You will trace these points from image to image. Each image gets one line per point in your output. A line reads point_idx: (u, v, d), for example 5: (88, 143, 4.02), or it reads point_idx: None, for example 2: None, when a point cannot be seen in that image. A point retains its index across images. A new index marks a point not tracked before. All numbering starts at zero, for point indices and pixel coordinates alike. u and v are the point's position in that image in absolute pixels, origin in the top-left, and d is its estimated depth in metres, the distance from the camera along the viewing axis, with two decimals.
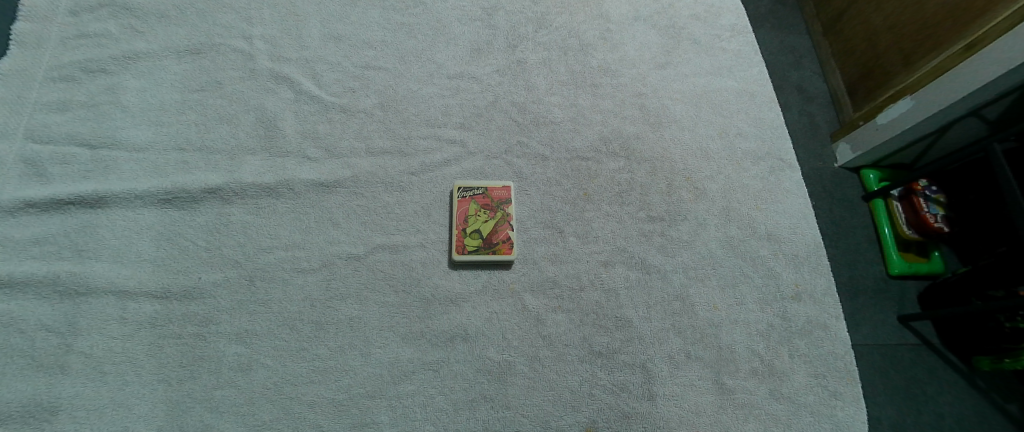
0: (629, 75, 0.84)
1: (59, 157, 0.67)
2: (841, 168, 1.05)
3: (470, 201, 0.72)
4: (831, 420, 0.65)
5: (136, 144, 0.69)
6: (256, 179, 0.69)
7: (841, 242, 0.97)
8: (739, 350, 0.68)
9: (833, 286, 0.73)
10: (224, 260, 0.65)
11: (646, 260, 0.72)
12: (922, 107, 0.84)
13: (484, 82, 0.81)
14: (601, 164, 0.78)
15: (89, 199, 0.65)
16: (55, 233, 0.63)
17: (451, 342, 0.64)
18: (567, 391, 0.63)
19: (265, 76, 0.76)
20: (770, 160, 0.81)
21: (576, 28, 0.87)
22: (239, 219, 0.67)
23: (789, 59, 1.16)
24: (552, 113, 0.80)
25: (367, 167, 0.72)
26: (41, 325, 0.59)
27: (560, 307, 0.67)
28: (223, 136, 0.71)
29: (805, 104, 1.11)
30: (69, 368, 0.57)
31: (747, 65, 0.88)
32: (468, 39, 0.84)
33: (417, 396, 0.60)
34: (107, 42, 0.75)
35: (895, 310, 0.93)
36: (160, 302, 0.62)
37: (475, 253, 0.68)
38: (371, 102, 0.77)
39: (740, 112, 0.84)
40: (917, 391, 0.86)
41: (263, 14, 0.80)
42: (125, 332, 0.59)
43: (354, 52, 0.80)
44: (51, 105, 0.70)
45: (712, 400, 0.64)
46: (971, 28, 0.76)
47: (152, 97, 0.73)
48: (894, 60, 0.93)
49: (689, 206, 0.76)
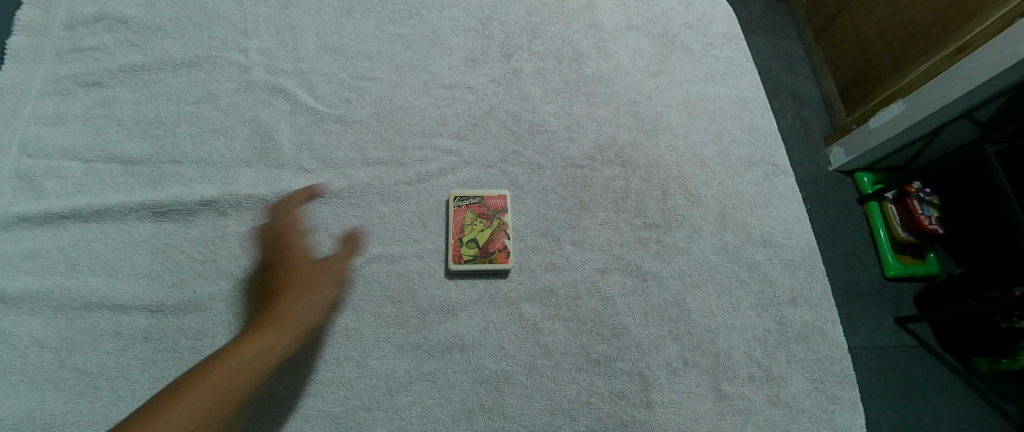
0: (623, 83, 0.85)
1: (54, 170, 0.67)
2: (835, 172, 1.06)
3: (466, 210, 0.72)
4: (830, 425, 0.65)
5: (131, 157, 0.69)
6: (252, 191, 0.69)
7: (836, 246, 0.98)
8: (736, 356, 0.68)
9: (829, 291, 0.73)
10: (219, 272, 0.64)
11: (642, 267, 0.72)
12: (915, 110, 0.85)
13: (480, 92, 0.81)
14: (596, 172, 0.78)
15: (83, 213, 0.64)
16: (49, 247, 0.63)
17: (449, 352, 0.63)
18: (564, 400, 0.63)
19: (261, 88, 0.76)
20: (764, 166, 0.82)
21: (570, 37, 0.88)
22: (236, 231, 0.67)
23: (782, 64, 1.17)
24: (547, 122, 0.81)
25: (363, 177, 0.72)
26: (34, 340, 0.58)
27: (557, 316, 0.67)
28: (219, 148, 0.72)
29: (798, 109, 1.12)
30: (61, 384, 0.56)
31: (740, 72, 0.89)
32: (464, 49, 0.84)
33: (415, 407, 0.60)
34: (103, 56, 0.75)
35: (892, 313, 0.93)
36: (155, 315, 0.61)
37: (471, 262, 0.68)
38: (367, 112, 0.77)
39: (733, 118, 0.85)
40: (916, 394, 0.86)
41: (259, 26, 0.81)
42: (119, 346, 0.59)
43: (350, 63, 0.80)
44: (47, 119, 0.70)
45: (711, 407, 0.64)
46: (962, 31, 0.77)
47: (148, 110, 0.73)
48: (885, 64, 0.94)
49: (684, 212, 0.76)
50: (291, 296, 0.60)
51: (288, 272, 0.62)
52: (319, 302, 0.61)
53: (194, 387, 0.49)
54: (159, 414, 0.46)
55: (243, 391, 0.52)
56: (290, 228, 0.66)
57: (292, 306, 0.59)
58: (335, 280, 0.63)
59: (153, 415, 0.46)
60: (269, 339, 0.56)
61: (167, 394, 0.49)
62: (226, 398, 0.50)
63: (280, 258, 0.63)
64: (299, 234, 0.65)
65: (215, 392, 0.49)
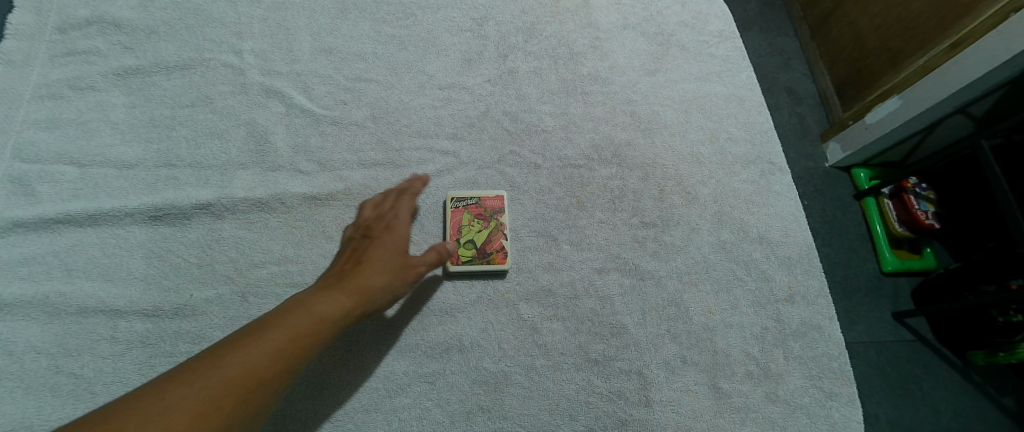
0: (619, 82, 0.85)
1: (49, 175, 0.67)
2: (831, 167, 1.06)
3: (463, 211, 0.72)
4: (828, 422, 0.65)
5: (125, 161, 0.69)
6: (248, 194, 0.68)
7: (832, 242, 0.98)
8: (734, 354, 0.68)
9: (826, 288, 0.74)
10: (216, 276, 0.64)
11: (640, 266, 0.72)
12: (910, 105, 0.85)
13: (476, 93, 0.81)
14: (593, 172, 0.78)
15: (78, 218, 0.64)
16: (44, 253, 0.63)
17: (447, 353, 0.63)
18: (564, 400, 0.63)
19: (256, 90, 0.76)
20: (760, 163, 0.82)
21: (566, 36, 0.88)
22: (232, 234, 0.67)
23: (778, 61, 1.17)
24: (543, 122, 0.81)
25: (359, 179, 0.72)
26: (30, 346, 0.58)
27: (556, 316, 0.67)
28: (215, 151, 0.71)
29: (794, 105, 1.12)
30: (58, 390, 0.56)
31: (736, 70, 0.89)
32: (459, 49, 0.84)
33: (414, 409, 0.60)
34: (96, 59, 0.75)
35: (889, 308, 0.93)
36: (151, 320, 0.61)
37: (469, 264, 0.68)
38: (363, 114, 0.77)
39: (730, 116, 0.85)
40: (913, 389, 0.87)
41: (253, 28, 0.80)
42: (116, 352, 0.59)
43: (345, 64, 0.80)
44: (40, 123, 0.69)
45: (709, 405, 0.65)
46: (957, 26, 0.77)
47: (143, 113, 0.73)
48: (881, 59, 0.94)
49: (681, 211, 0.77)
50: (370, 272, 0.59)
51: (374, 250, 0.62)
52: (392, 284, 0.59)
53: (254, 338, 0.49)
54: (221, 359, 0.47)
55: (303, 349, 0.50)
56: (386, 209, 0.67)
57: (369, 282, 0.58)
58: (414, 265, 0.62)
59: (215, 359, 0.47)
60: (337, 309, 0.54)
61: (232, 340, 0.49)
62: (283, 355, 0.49)
63: (376, 234, 0.64)
64: (395, 216, 0.66)
65: (272, 348, 0.49)
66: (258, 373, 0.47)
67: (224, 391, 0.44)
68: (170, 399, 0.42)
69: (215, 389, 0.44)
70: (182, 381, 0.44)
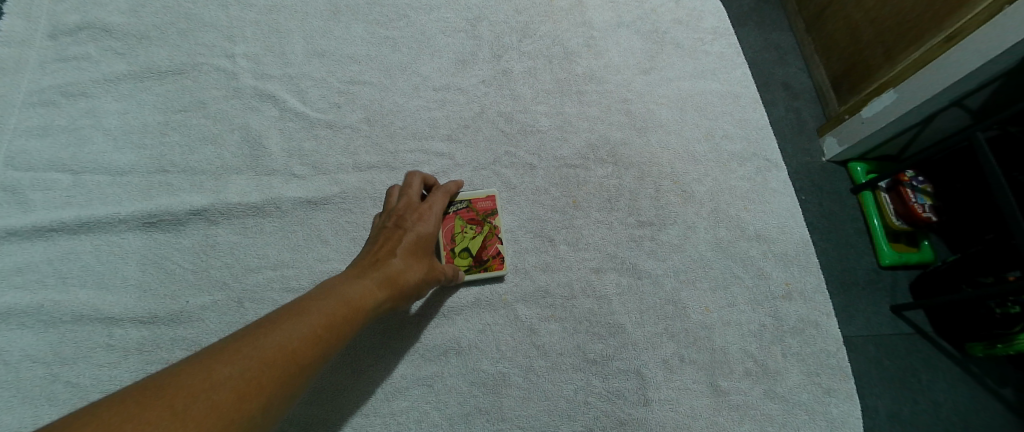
0: (614, 81, 0.85)
1: (42, 182, 0.66)
2: (828, 162, 1.06)
3: (455, 218, 0.70)
4: (825, 417, 0.66)
5: (119, 167, 0.69)
6: (243, 199, 0.68)
7: (829, 237, 0.98)
8: (732, 351, 0.68)
9: (822, 284, 0.74)
10: (211, 282, 0.64)
11: (637, 265, 0.72)
12: (907, 99, 0.85)
13: (471, 94, 0.81)
14: (589, 171, 0.78)
15: (72, 226, 0.64)
16: (38, 261, 0.62)
17: (445, 355, 0.63)
18: (562, 401, 0.63)
19: (249, 94, 0.76)
20: (756, 160, 0.82)
21: (561, 35, 0.87)
22: (227, 240, 0.66)
23: (773, 57, 1.17)
24: (539, 122, 0.80)
25: (354, 182, 0.72)
26: (25, 355, 0.58)
27: (553, 317, 0.67)
28: (209, 157, 0.71)
29: (790, 101, 1.12)
30: (55, 399, 0.56)
31: (731, 67, 0.89)
32: (453, 50, 0.84)
33: (412, 412, 0.60)
34: (87, 66, 0.74)
35: (887, 302, 0.93)
36: (148, 327, 0.61)
37: (466, 273, 0.67)
38: (358, 117, 0.77)
39: (725, 114, 0.85)
40: (911, 383, 0.87)
41: (246, 32, 0.80)
42: (112, 359, 0.59)
43: (339, 67, 0.79)
44: (32, 131, 0.69)
45: (708, 403, 0.65)
46: (952, 20, 0.77)
47: (135, 119, 0.72)
48: (877, 54, 0.94)
49: (677, 209, 0.76)
50: (405, 265, 0.58)
51: (409, 240, 0.60)
52: (425, 279, 0.59)
53: (289, 319, 0.46)
54: (256, 340, 0.42)
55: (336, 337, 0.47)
56: (416, 200, 0.65)
57: (405, 274, 0.57)
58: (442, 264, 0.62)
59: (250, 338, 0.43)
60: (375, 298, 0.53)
61: (262, 324, 0.45)
62: (323, 339, 0.46)
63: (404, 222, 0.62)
64: (426, 207, 0.64)
65: (310, 330, 0.46)
66: (298, 355, 0.43)
67: (267, 370, 0.41)
68: (209, 376, 0.38)
69: (256, 369, 0.40)
70: (220, 360, 0.40)
